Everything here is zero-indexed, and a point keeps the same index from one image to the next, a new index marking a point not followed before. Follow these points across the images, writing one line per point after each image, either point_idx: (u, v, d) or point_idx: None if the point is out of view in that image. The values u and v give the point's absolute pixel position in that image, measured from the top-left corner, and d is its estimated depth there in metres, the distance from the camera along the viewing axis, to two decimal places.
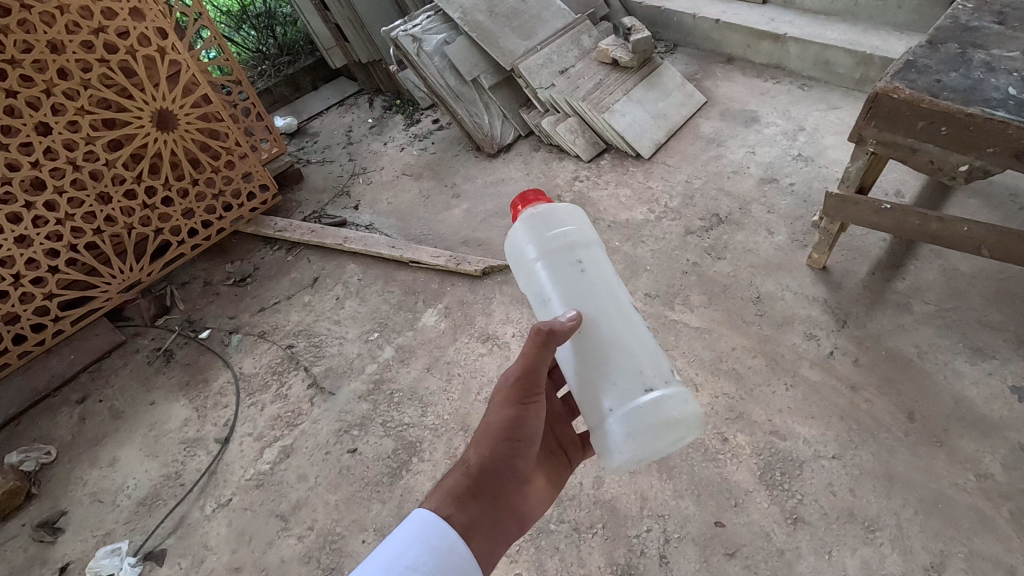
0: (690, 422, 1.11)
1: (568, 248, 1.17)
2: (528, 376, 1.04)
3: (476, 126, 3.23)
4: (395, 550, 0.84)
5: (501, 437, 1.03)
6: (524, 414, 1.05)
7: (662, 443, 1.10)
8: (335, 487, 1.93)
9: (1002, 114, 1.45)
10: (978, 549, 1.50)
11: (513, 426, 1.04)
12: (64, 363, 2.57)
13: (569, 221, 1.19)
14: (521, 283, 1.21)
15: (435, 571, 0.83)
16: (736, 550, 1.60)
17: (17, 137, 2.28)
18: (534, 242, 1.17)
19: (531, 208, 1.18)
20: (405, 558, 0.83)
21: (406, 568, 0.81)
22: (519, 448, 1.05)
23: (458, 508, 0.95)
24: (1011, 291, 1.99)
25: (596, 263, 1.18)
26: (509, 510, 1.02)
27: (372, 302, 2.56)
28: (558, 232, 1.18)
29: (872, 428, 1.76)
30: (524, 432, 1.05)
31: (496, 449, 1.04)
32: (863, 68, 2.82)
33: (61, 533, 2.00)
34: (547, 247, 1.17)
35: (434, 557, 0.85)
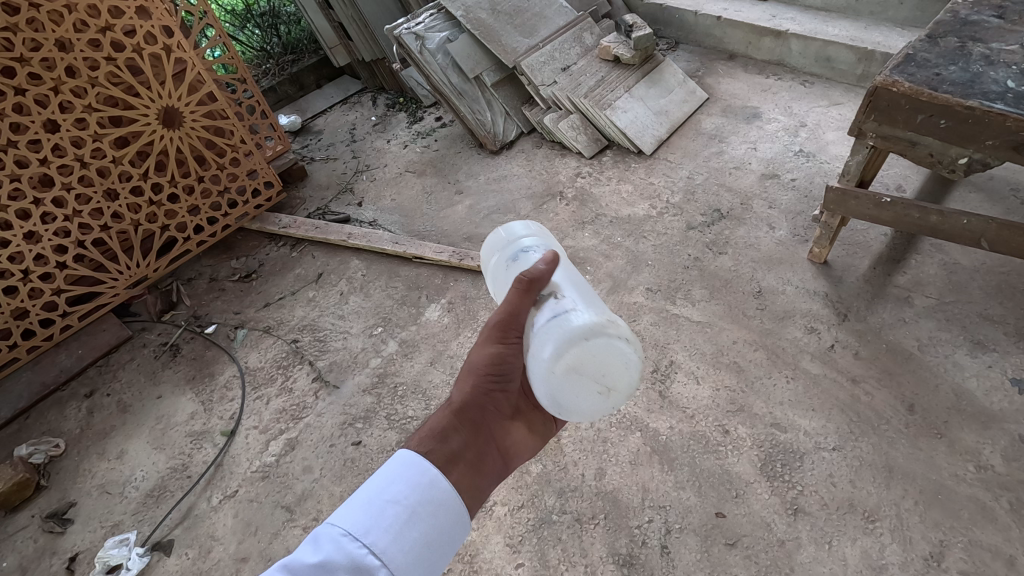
0: (607, 332, 1.04)
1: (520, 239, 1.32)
2: (512, 314, 1.10)
3: (478, 123, 3.26)
4: (378, 487, 0.89)
5: (495, 374, 1.11)
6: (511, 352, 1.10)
7: (569, 364, 1.03)
8: (339, 479, 1.95)
9: (1001, 106, 1.46)
10: (977, 539, 1.51)
11: (499, 362, 1.10)
12: (71, 358, 2.61)
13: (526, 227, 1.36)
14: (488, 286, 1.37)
15: (418, 506, 0.88)
16: (737, 540, 1.61)
17: (26, 134, 2.30)
18: (493, 243, 1.36)
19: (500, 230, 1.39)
20: (389, 493, 0.88)
21: (388, 502, 0.87)
22: (502, 385, 1.12)
23: (440, 442, 1.00)
24: (1011, 285, 1.99)
25: (546, 247, 1.29)
26: (494, 449, 1.08)
27: (376, 297, 2.59)
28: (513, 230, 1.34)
29: (872, 420, 1.77)
30: (505, 368, 1.11)
31: (478, 382, 1.10)
32: (864, 64, 2.83)
33: (70, 524, 2.02)
34: (503, 241, 1.33)
35: (418, 491, 0.89)
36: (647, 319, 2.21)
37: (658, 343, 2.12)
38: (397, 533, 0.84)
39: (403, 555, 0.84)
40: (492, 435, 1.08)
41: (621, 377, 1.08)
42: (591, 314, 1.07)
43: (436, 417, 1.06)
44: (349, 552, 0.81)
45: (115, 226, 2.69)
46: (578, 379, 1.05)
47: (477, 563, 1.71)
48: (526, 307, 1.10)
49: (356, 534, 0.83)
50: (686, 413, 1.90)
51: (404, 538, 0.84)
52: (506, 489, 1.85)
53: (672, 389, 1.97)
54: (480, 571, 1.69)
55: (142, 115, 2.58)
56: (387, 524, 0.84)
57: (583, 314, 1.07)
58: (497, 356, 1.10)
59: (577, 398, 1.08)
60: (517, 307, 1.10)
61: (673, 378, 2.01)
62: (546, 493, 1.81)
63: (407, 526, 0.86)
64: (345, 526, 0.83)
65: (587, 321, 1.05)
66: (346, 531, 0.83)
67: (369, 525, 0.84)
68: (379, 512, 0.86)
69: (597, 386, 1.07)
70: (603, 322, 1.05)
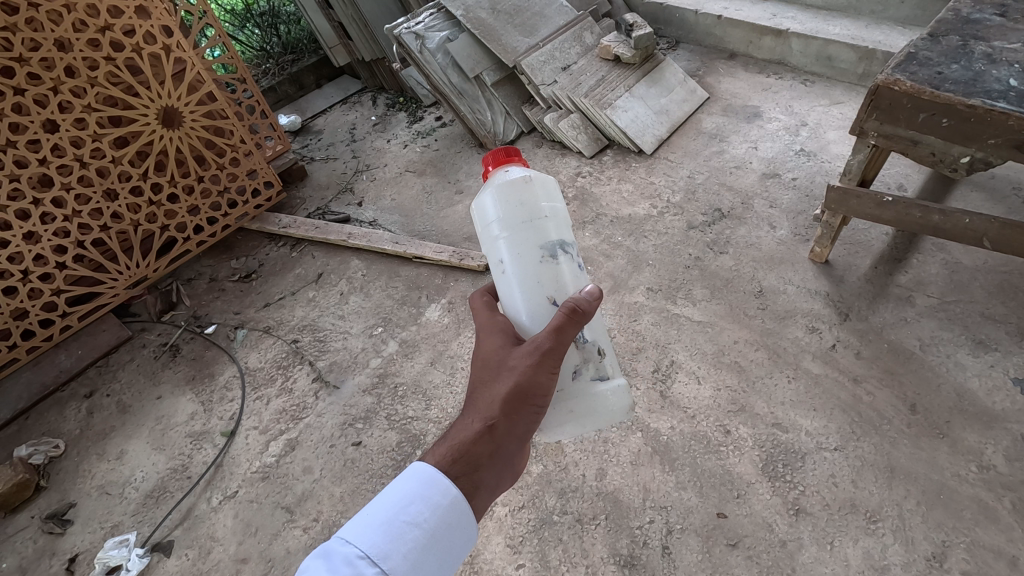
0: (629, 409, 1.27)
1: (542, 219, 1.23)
2: (558, 345, 1.03)
3: (478, 123, 3.25)
4: (395, 505, 0.85)
5: (531, 401, 1.04)
6: (547, 379, 1.04)
7: (601, 423, 1.25)
8: (339, 479, 1.94)
9: (1004, 105, 1.45)
10: (979, 540, 1.50)
11: (536, 389, 1.03)
12: (71, 359, 2.60)
13: (542, 195, 1.24)
14: (480, 243, 1.26)
15: (436, 528, 0.85)
16: (738, 541, 1.60)
17: (25, 134, 2.29)
18: (503, 211, 1.22)
19: (507, 177, 1.23)
20: (406, 514, 0.85)
21: (407, 524, 0.83)
22: (535, 412, 1.06)
23: (469, 469, 0.95)
24: (1013, 284, 1.99)
25: (566, 239, 1.25)
26: (515, 474, 1.04)
27: (376, 297, 2.58)
28: (529, 201, 1.23)
29: (874, 421, 1.76)
30: (541, 394, 1.04)
31: (513, 407, 1.02)
32: (865, 63, 2.82)
33: (70, 524, 2.02)
34: (517, 217, 1.22)
35: (437, 513, 0.86)
36: (648, 319, 2.20)
37: (659, 342, 2.12)
38: (415, 559, 0.81)
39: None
40: (516, 458, 1.04)
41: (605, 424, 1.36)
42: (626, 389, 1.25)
43: (466, 433, 0.99)
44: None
45: (115, 226, 2.69)
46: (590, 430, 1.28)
47: (478, 564, 1.70)
48: (568, 334, 1.04)
49: (373, 557, 0.78)
50: (687, 413, 1.90)
51: (420, 563, 0.82)
52: (507, 490, 1.84)
53: (673, 390, 1.97)
54: (481, 572, 1.69)
55: (142, 115, 2.57)
56: (406, 548, 0.81)
57: (621, 388, 1.23)
58: (535, 383, 1.03)
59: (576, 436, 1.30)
60: (561, 334, 1.03)
61: (674, 377, 2.00)
62: (547, 493, 1.81)
63: (425, 551, 0.83)
64: (361, 547, 0.79)
65: (622, 397, 1.24)
66: (362, 552, 0.78)
67: (387, 549, 0.80)
68: (396, 534, 0.82)
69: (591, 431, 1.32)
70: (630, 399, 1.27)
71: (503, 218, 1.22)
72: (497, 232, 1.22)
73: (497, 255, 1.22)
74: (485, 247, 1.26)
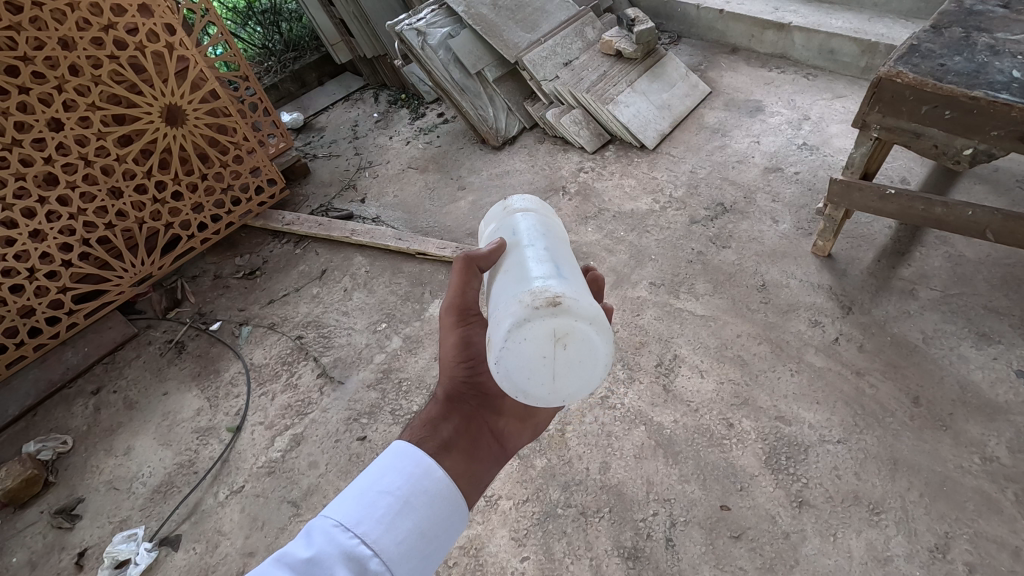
0: (509, 322, 0.98)
1: (509, 215, 1.31)
2: (466, 298, 1.21)
3: (480, 118, 3.25)
4: (370, 479, 0.90)
5: (467, 358, 1.19)
6: (476, 334, 1.21)
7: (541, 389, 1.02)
8: (345, 474, 1.96)
9: (1007, 96, 1.46)
10: (982, 531, 1.51)
11: (465, 347, 1.20)
12: (78, 356, 2.62)
13: (528, 200, 1.34)
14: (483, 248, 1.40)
15: (410, 496, 0.89)
16: (742, 533, 1.61)
17: (29, 133, 2.31)
18: (491, 217, 1.37)
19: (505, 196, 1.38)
20: (380, 484, 0.89)
21: (380, 493, 0.87)
22: (477, 367, 1.20)
23: (430, 432, 1.04)
24: (1016, 277, 1.99)
25: (539, 226, 1.25)
26: (486, 432, 1.13)
27: (380, 293, 2.60)
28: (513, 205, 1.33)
29: (877, 413, 1.77)
30: (475, 350, 1.20)
31: (455, 373, 1.20)
32: (868, 56, 2.81)
33: (79, 520, 2.04)
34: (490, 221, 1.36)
35: (410, 482, 0.90)
36: (650, 313, 2.21)
37: (662, 337, 2.12)
38: (390, 524, 0.84)
39: (397, 547, 0.83)
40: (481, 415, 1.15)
41: (541, 327, 0.97)
42: (494, 317, 1.02)
43: (425, 411, 1.13)
44: (340, 542, 0.80)
45: (120, 224, 2.70)
46: (554, 367, 1.00)
47: (482, 557, 1.71)
48: (466, 285, 1.19)
49: (347, 524, 0.82)
50: (689, 407, 1.91)
51: (397, 528, 0.84)
52: (511, 483, 1.85)
53: (676, 383, 1.98)
54: (486, 565, 1.69)
55: (145, 113, 2.58)
56: (380, 515, 0.85)
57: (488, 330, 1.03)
58: (462, 341, 1.20)
59: (571, 363, 1.01)
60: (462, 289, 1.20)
61: (677, 371, 2.01)
62: (551, 486, 1.82)
63: (401, 517, 0.86)
64: (336, 517, 0.83)
65: (490, 333, 1.02)
66: (337, 522, 0.82)
67: (361, 516, 0.83)
68: (371, 502, 0.86)
69: (554, 345, 0.99)
70: (500, 316, 1.00)
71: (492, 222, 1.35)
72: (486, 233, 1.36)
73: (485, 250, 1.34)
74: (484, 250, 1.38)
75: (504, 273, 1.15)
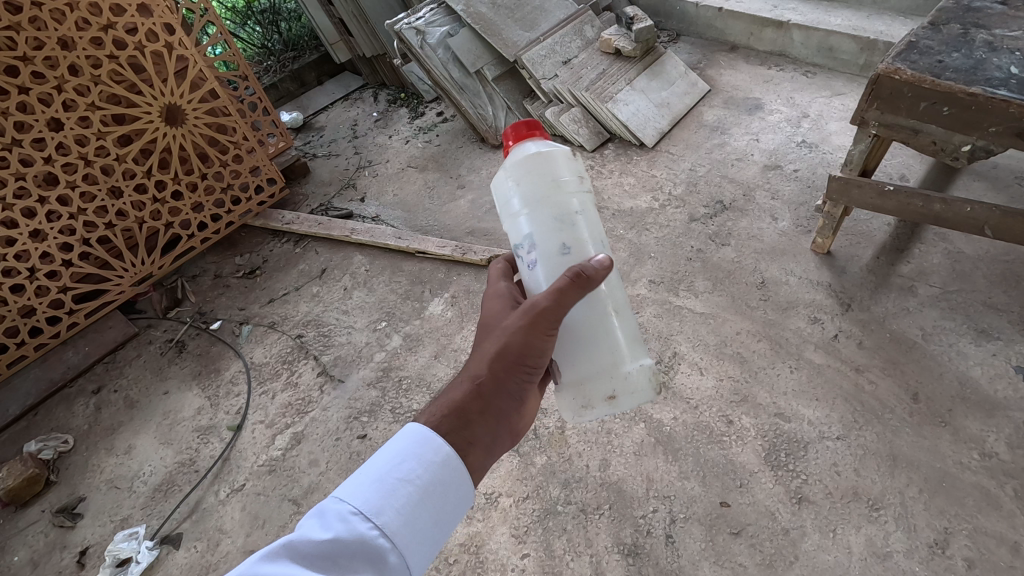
0: (636, 393, 1.23)
1: (555, 184, 1.15)
2: (559, 310, 1.02)
3: (479, 117, 3.25)
4: (388, 463, 0.87)
5: (524, 360, 1.04)
6: (546, 343, 1.04)
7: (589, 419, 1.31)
8: (346, 472, 1.96)
9: (1005, 92, 1.46)
10: (981, 526, 1.51)
11: (528, 351, 1.03)
12: (79, 355, 2.63)
13: (560, 161, 1.17)
14: (499, 215, 1.20)
15: (429, 485, 0.87)
16: (742, 529, 1.62)
17: (29, 133, 2.32)
18: (519, 179, 1.16)
19: (526, 150, 1.17)
20: (399, 471, 0.86)
21: (400, 481, 0.85)
22: (528, 371, 1.06)
23: (460, 426, 0.96)
24: (1015, 273, 1.99)
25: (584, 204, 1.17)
26: (510, 430, 1.05)
27: (380, 292, 2.60)
28: (550, 172, 1.16)
29: (877, 410, 1.77)
30: (535, 356, 1.04)
31: (507, 367, 1.03)
32: (867, 54, 2.82)
33: (80, 518, 2.04)
34: (532, 189, 1.14)
35: (429, 471, 0.88)
36: (650, 311, 2.21)
37: (661, 334, 2.13)
38: (408, 514, 0.83)
39: (413, 537, 0.83)
40: (511, 413, 1.05)
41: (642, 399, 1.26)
42: (618, 378, 1.21)
43: (456, 390, 1.01)
44: (359, 531, 0.79)
45: (120, 224, 2.70)
46: None
47: (483, 554, 1.71)
48: (565, 299, 1.00)
49: (366, 513, 0.81)
50: (689, 404, 1.91)
51: (414, 519, 0.84)
52: (511, 481, 1.86)
53: (675, 380, 1.98)
54: (486, 562, 1.70)
55: (145, 113, 2.59)
56: (399, 504, 0.83)
57: (607, 383, 1.21)
58: (530, 346, 1.02)
59: None
60: (561, 298, 1.00)
61: (676, 368, 2.01)
62: (551, 484, 1.82)
63: (419, 507, 0.85)
64: (354, 504, 0.81)
65: (613, 392, 1.22)
66: (355, 509, 0.81)
67: (380, 505, 0.82)
68: (389, 491, 0.84)
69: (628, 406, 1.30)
70: (633, 387, 1.22)
71: (524, 193, 1.15)
72: (517, 207, 1.16)
73: (517, 226, 1.16)
74: (505, 219, 1.19)
75: (609, 316, 1.19)
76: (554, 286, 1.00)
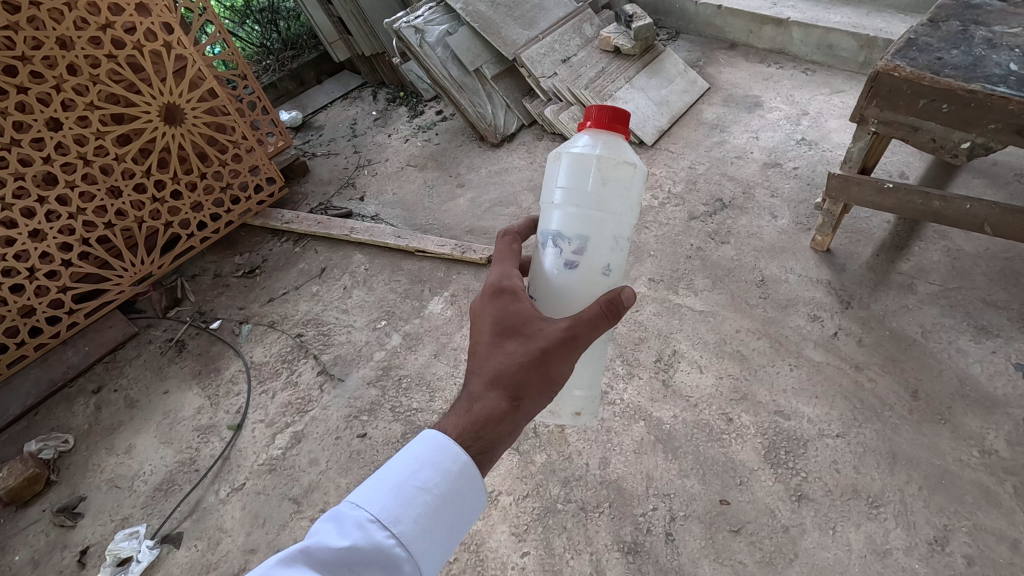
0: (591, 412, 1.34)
1: (606, 191, 1.14)
2: (589, 337, 1.02)
3: (478, 116, 3.23)
4: (406, 470, 0.86)
5: (549, 383, 1.02)
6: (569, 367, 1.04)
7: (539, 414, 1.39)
8: (346, 471, 1.96)
9: (1004, 89, 1.46)
10: (981, 523, 1.51)
11: (555, 374, 1.02)
12: (79, 355, 2.63)
13: (622, 172, 1.15)
14: (544, 199, 1.20)
15: (445, 494, 0.87)
16: (741, 527, 1.62)
17: (29, 133, 2.31)
18: (577, 173, 1.15)
19: (590, 147, 1.16)
20: (417, 479, 0.86)
21: (417, 489, 0.85)
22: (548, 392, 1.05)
23: (486, 447, 0.94)
24: (1014, 270, 1.99)
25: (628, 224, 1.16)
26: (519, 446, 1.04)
27: (380, 290, 2.60)
28: (605, 177, 1.15)
29: (876, 407, 1.77)
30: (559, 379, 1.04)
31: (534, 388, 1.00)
32: (867, 51, 2.81)
33: (80, 518, 2.04)
34: (584, 191, 1.14)
35: (446, 479, 0.87)
36: (649, 309, 2.21)
37: (661, 332, 2.12)
38: (424, 523, 0.83)
39: (427, 546, 0.83)
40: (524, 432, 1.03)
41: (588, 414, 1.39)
42: (583, 396, 1.31)
43: (484, 407, 0.97)
44: (375, 539, 0.79)
45: (119, 223, 2.70)
46: None
47: (483, 553, 1.71)
48: (597, 328, 1.01)
49: (383, 521, 0.81)
50: (689, 402, 1.91)
51: (429, 528, 0.84)
52: (511, 479, 1.86)
53: (675, 378, 1.98)
54: (486, 560, 1.70)
55: (144, 113, 2.59)
56: (415, 512, 0.83)
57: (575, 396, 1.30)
58: (558, 370, 1.01)
59: None
60: (594, 327, 1.01)
61: (676, 366, 2.01)
62: (551, 482, 1.82)
63: (435, 516, 0.85)
64: (371, 511, 0.81)
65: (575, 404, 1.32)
66: (372, 516, 0.81)
67: (397, 513, 0.82)
68: (407, 499, 0.84)
69: None
70: (589, 408, 1.34)
71: (573, 187, 1.15)
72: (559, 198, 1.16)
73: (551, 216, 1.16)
74: (547, 204, 1.19)
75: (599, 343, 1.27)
76: (590, 314, 1.00)
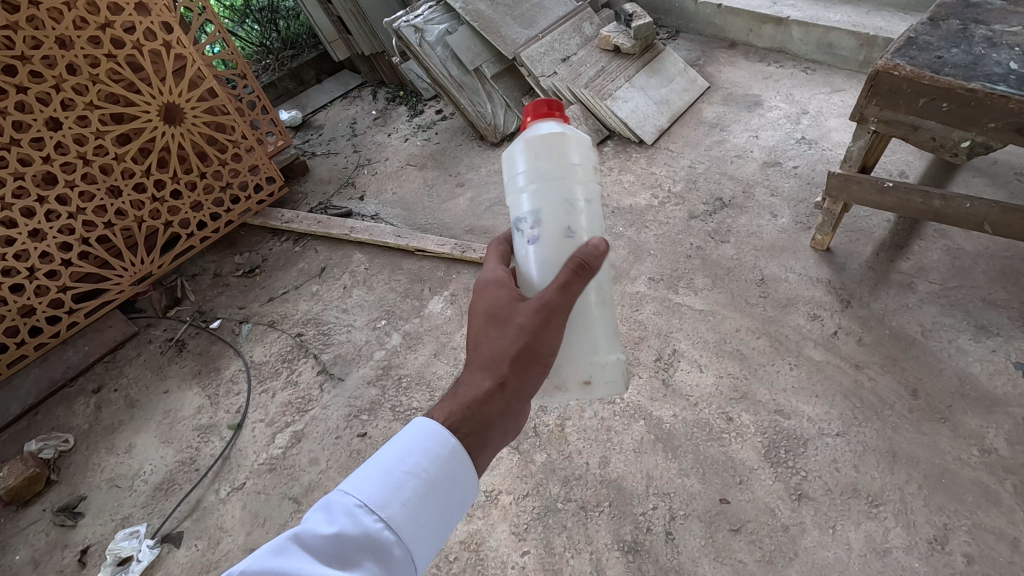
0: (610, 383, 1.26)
1: (566, 168, 1.16)
2: (566, 303, 1.01)
3: (478, 116, 3.24)
4: (394, 456, 0.86)
5: (537, 356, 1.02)
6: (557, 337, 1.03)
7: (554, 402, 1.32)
8: (346, 470, 1.97)
9: (1004, 88, 1.46)
10: (980, 522, 1.51)
11: (541, 347, 1.02)
12: (79, 355, 2.63)
13: (576, 148, 1.18)
14: (504, 187, 1.21)
15: (434, 478, 0.86)
16: (741, 526, 1.62)
17: (28, 133, 2.31)
18: (530, 155, 1.16)
19: (540, 126, 1.17)
20: (406, 464, 0.86)
21: (406, 474, 0.85)
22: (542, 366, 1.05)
23: (477, 429, 0.95)
24: (1014, 269, 1.99)
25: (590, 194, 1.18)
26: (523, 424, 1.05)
27: (380, 290, 2.60)
28: (560, 154, 1.16)
29: (876, 406, 1.77)
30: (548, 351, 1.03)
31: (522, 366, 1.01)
32: (867, 50, 2.81)
33: (81, 517, 2.05)
34: (544, 170, 1.15)
35: (435, 464, 0.87)
36: (649, 308, 2.21)
37: (661, 331, 2.12)
38: (414, 507, 0.83)
39: (417, 530, 0.83)
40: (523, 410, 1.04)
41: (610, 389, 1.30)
42: (598, 365, 1.24)
43: (473, 390, 0.99)
44: (364, 525, 0.79)
45: (119, 223, 2.70)
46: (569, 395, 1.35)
47: (483, 552, 1.71)
48: (570, 291, 1.00)
49: (371, 506, 0.80)
50: (689, 401, 1.91)
51: (418, 513, 0.83)
52: (511, 479, 1.86)
53: (675, 378, 1.98)
54: (486, 559, 1.70)
55: (144, 112, 2.58)
56: (404, 497, 0.83)
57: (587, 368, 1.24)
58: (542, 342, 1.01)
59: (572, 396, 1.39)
60: (568, 290, 1.00)
61: (676, 366, 2.01)
62: (551, 481, 1.83)
63: (424, 500, 0.84)
64: (359, 497, 0.81)
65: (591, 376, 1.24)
66: (360, 502, 0.81)
67: (386, 498, 0.81)
68: (395, 484, 0.83)
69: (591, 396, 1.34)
70: (609, 380, 1.26)
71: (533, 170, 1.16)
72: (522, 182, 1.17)
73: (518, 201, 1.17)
74: (508, 192, 1.20)
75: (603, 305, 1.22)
76: (558, 278, 1.00)
